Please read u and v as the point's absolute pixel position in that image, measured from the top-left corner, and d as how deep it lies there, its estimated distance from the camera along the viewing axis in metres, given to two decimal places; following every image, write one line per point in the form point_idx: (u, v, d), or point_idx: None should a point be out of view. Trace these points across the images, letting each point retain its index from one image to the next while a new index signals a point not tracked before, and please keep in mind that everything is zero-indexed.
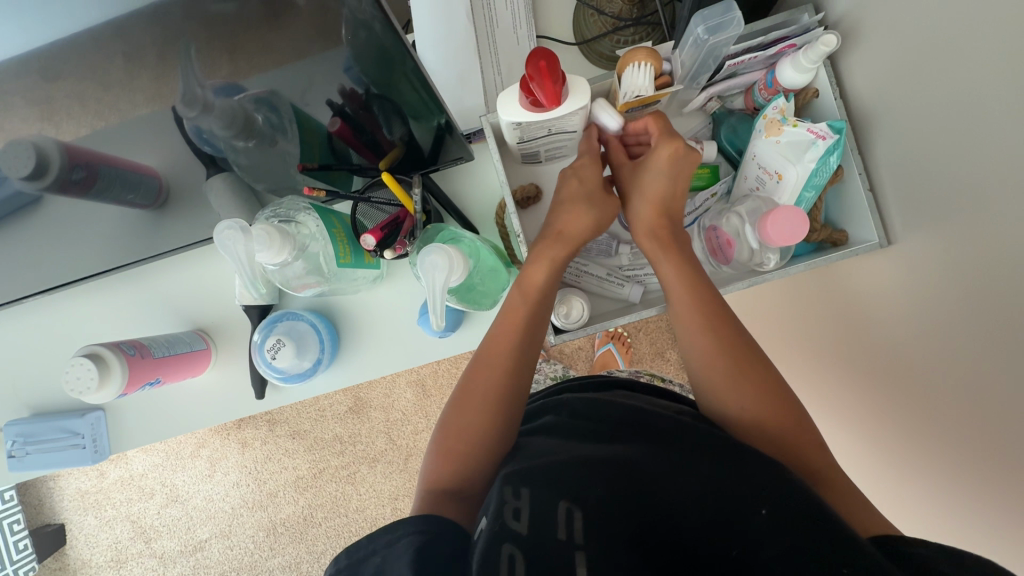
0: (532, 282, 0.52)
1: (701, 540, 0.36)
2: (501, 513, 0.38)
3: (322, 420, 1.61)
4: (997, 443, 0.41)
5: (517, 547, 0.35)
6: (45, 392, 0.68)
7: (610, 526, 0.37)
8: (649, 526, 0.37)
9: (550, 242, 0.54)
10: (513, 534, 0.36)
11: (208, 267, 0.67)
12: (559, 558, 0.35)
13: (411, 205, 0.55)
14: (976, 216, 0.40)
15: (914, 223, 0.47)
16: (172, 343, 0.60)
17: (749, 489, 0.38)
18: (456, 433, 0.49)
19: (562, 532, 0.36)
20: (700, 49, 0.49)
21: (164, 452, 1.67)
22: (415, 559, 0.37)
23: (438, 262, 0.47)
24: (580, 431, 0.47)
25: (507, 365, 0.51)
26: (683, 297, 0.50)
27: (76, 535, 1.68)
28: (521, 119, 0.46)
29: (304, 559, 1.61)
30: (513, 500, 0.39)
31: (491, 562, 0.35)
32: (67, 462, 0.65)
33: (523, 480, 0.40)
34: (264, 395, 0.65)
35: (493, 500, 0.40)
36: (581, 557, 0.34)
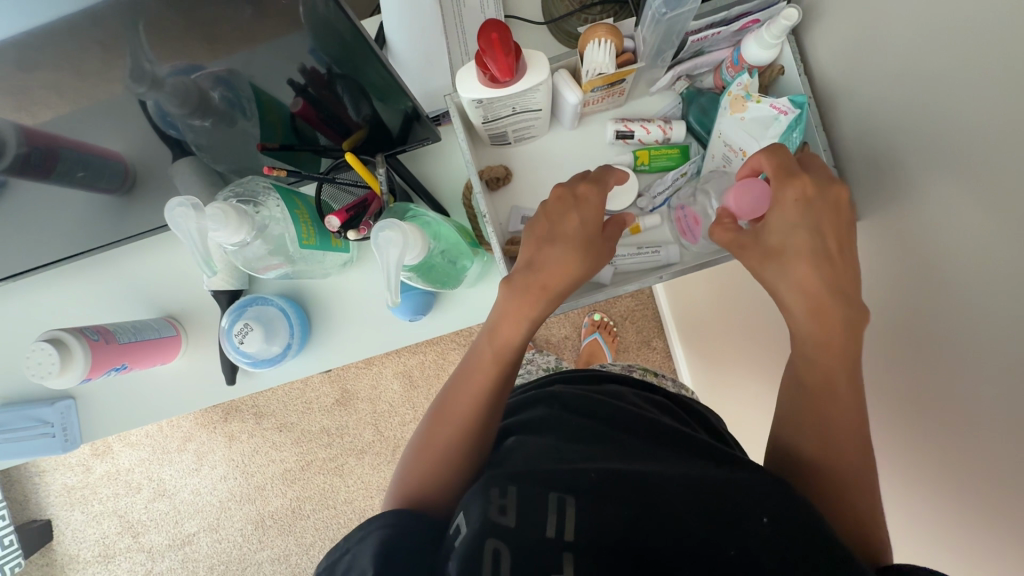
0: (506, 339, 0.49)
1: (699, 537, 0.34)
2: (486, 507, 0.36)
3: (309, 412, 1.61)
4: (934, 413, 0.42)
5: (500, 551, 0.34)
6: (15, 381, 0.67)
7: (601, 521, 0.35)
8: (642, 517, 0.35)
9: (531, 293, 0.48)
10: (499, 527, 0.34)
11: (177, 252, 0.66)
12: (545, 558, 0.33)
13: (377, 186, 0.54)
14: (923, 191, 0.41)
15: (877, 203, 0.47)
16: (139, 329, 0.60)
17: (750, 497, 0.36)
18: (440, 438, 0.48)
19: (551, 530, 0.35)
20: (660, 24, 0.49)
21: (150, 447, 1.66)
22: (384, 552, 0.37)
23: (392, 238, 0.46)
24: (571, 426, 0.46)
25: (496, 375, 0.49)
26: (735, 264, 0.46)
27: (63, 531, 1.67)
28: (482, 96, 0.46)
29: (293, 551, 1.61)
30: (499, 496, 0.36)
31: (474, 560, 0.33)
32: (37, 452, 0.65)
33: (511, 476, 0.37)
34: (234, 381, 0.64)
35: (473, 491, 0.37)
36: (569, 558, 0.33)
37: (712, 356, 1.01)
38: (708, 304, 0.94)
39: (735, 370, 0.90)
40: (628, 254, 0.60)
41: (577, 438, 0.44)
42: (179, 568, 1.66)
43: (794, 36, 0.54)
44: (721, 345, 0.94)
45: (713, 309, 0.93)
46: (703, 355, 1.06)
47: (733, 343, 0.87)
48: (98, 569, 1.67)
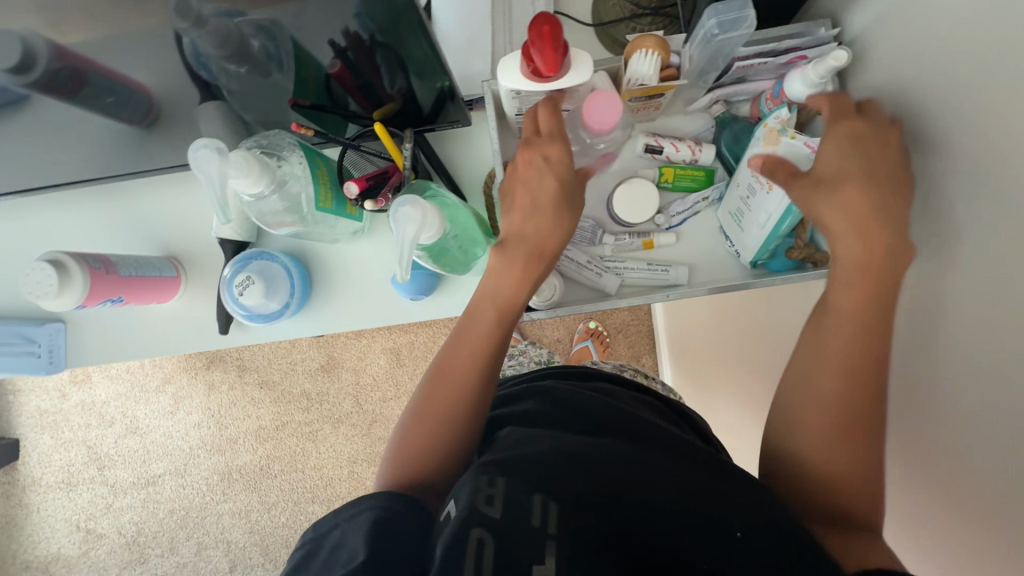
0: (509, 298, 0.49)
1: (676, 547, 0.36)
2: (474, 496, 0.37)
3: (292, 373, 1.61)
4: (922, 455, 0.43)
5: (487, 537, 0.35)
6: (9, 296, 0.67)
7: (581, 523, 0.37)
8: (622, 529, 0.37)
9: (526, 259, 0.48)
10: (484, 517, 0.36)
11: (190, 194, 0.66)
12: (527, 550, 0.35)
13: (400, 160, 0.54)
14: (940, 251, 0.41)
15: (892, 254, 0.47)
16: (141, 265, 0.60)
17: (731, 507, 0.38)
18: (440, 402, 0.48)
19: (535, 521, 0.36)
20: (710, 45, 0.48)
21: (129, 383, 1.66)
22: (372, 533, 0.38)
23: (410, 215, 0.46)
24: (563, 424, 0.48)
25: (498, 332, 0.49)
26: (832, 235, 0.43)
27: (30, 452, 1.67)
28: (520, 87, 0.45)
29: (254, 508, 1.62)
30: (488, 487, 0.38)
31: (458, 547, 0.35)
32: (19, 369, 0.65)
33: (500, 469, 0.40)
34: (227, 330, 0.64)
35: (466, 485, 0.39)
36: (553, 547, 0.35)
37: (699, 381, 1.02)
38: (704, 329, 0.95)
39: (720, 400, 0.90)
40: (637, 268, 0.60)
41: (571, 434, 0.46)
42: (139, 508, 1.66)
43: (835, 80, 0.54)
44: (710, 372, 0.94)
45: (707, 335, 0.93)
46: (690, 379, 1.06)
47: (722, 372, 0.88)
48: (59, 496, 1.67)
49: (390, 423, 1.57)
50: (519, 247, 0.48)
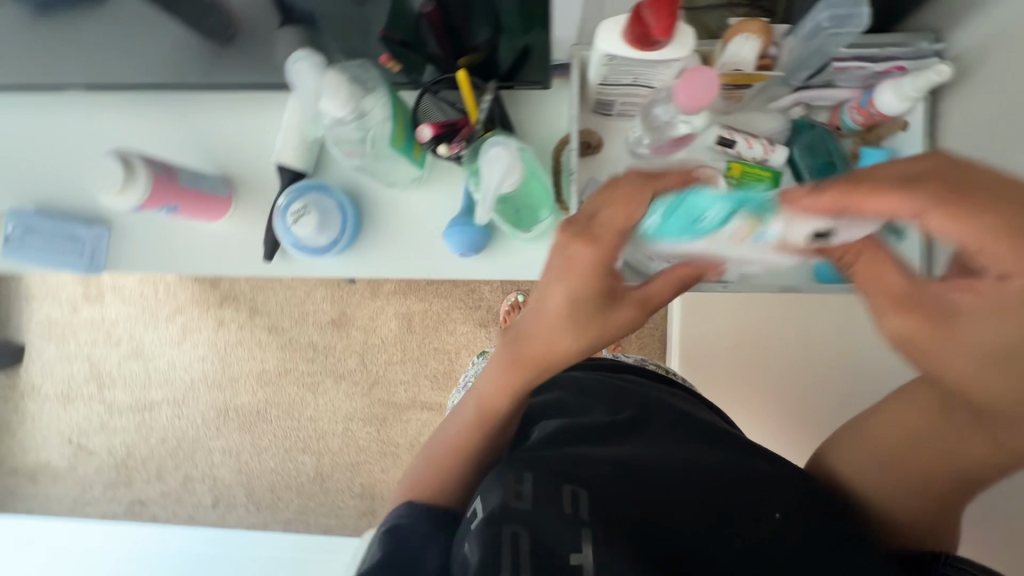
0: (490, 403, 0.50)
1: (708, 542, 0.38)
2: (506, 494, 0.37)
3: (302, 322, 1.61)
4: None
5: (523, 543, 0.35)
6: (60, 192, 0.67)
7: (611, 510, 0.38)
8: (654, 520, 0.38)
9: (518, 366, 0.47)
10: (517, 510, 0.36)
11: (254, 117, 0.65)
12: (562, 542, 0.35)
13: (474, 114, 0.54)
14: None
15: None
16: (199, 177, 0.60)
17: (759, 502, 0.40)
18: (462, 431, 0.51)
19: (569, 507, 0.37)
20: (816, 38, 0.49)
21: (140, 307, 1.66)
22: (397, 543, 0.42)
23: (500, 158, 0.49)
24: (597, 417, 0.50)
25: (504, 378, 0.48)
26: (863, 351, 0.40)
27: (34, 360, 1.68)
28: (622, 51, 0.45)
29: (246, 449, 1.63)
30: (515, 483, 0.38)
31: (495, 541, 0.35)
32: (62, 264, 0.65)
33: (525, 465, 0.39)
34: (272, 259, 0.64)
35: (493, 478, 0.39)
36: (587, 532, 0.36)
37: None
38: None
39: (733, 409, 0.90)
40: None
41: (583, 430, 0.48)
42: (132, 431, 1.68)
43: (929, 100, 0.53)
44: None
45: None
46: None
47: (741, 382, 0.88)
48: (56, 407, 1.69)
49: (392, 387, 1.58)
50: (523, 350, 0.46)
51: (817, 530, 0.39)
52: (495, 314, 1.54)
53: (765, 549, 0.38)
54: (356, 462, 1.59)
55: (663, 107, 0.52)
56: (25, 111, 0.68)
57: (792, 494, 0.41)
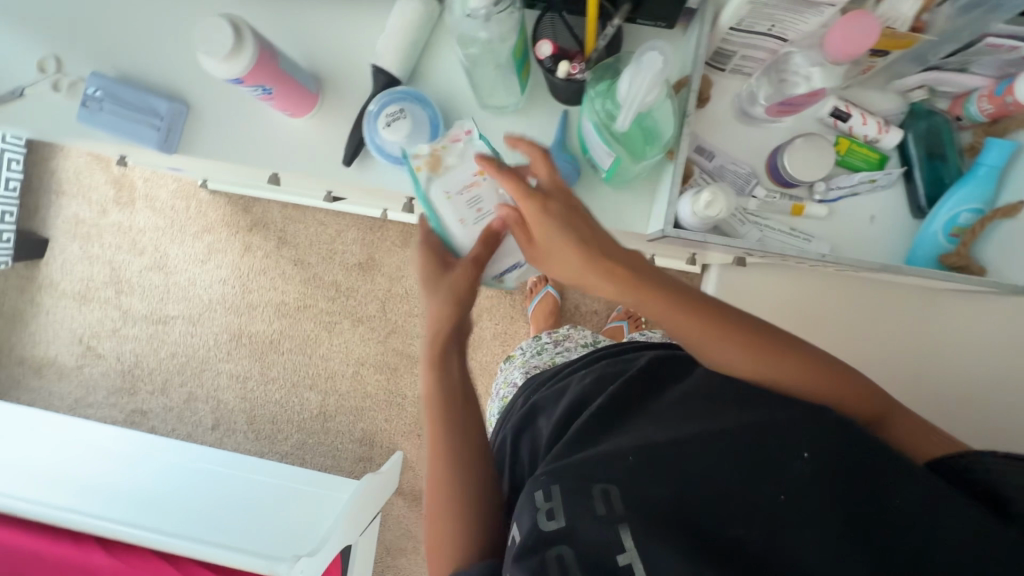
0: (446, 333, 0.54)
1: (748, 488, 0.40)
2: (535, 515, 0.42)
3: (329, 261, 1.60)
4: None
5: (558, 548, 0.40)
6: (142, 65, 0.66)
7: (643, 491, 0.41)
8: (686, 489, 0.40)
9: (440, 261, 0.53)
10: (551, 533, 0.41)
11: (352, 17, 0.63)
12: (602, 537, 0.39)
13: (593, 44, 0.51)
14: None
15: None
16: (294, 67, 0.58)
17: (788, 442, 0.41)
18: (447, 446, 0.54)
19: (601, 509, 0.41)
20: (980, 7, 0.46)
21: (169, 219, 1.65)
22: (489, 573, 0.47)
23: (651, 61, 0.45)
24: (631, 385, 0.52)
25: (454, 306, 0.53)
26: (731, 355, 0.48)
27: (55, 256, 1.67)
28: None
29: (253, 377, 1.63)
30: (545, 499, 0.42)
31: (543, 566, 0.40)
32: (136, 136, 0.64)
33: (551, 476, 0.43)
34: (349, 164, 0.63)
35: (525, 500, 0.44)
36: (624, 528, 0.39)
37: None
38: None
39: None
40: (780, 231, 0.58)
41: (604, 410, 0.50)
42: (143, 341, 1.68)
43: None
44: None
45: None
46: None
47: None
48: (71, 306, 1.68)
49: (408, 339, 1.57)
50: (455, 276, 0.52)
51: (864, 469, 0.39)
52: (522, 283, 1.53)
53: (805, 493, 0.39)
54: (361, 407, 1.59)
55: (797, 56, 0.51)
56: None
57: (830, 440, 0.41)
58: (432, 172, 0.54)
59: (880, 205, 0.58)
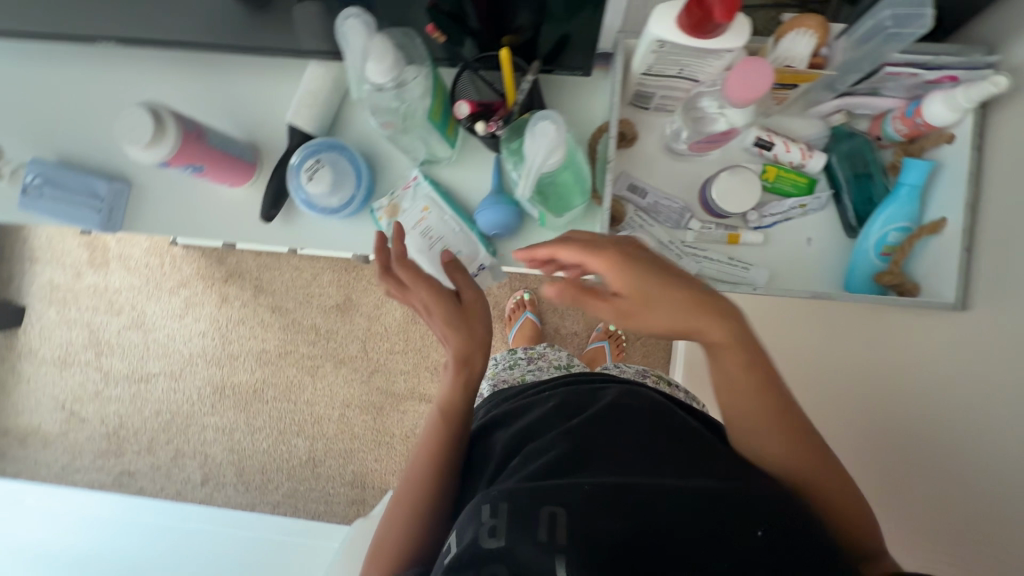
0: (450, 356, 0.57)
1: (692, 554, 0.38)
2: (478, 531, 0.40)
3: (307, 305, 1.59)
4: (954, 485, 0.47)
5: (493, 569, 0.38)
6: (83, 148, 0.67)
7: (593, 526, 0.39)
8: (633, 539, 0.39)
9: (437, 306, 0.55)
10: (489, 552, 0.39)
11: (284, 85, 0.64)
12: (536, 563, 0.38)
13: (513, 96, 0.53)
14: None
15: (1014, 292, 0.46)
16: (226, 141, 0.59)
17: (747, 513, 0.40)
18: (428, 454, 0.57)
19: (542, 534, 0.39)
20: (872, 37, 0.48)
21: (145, 277, 1.65)
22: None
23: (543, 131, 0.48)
24: (609, 422, 0.50)
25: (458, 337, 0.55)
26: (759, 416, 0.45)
27: (33, 323, 1.67)
28: (672, 36, 0.44)
29: (238, 428, 1.62)
30: (490, 516, 0.40)
31: None
32: (80, 218, 0.64)
33: (502, 496, 0.41)
34: (269, 217, 0.63)
35: (471, 513, 0.42)
36: (559, 561, 0.37)
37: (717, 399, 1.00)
38: None
39: None
40: (718, 261, 0.59)
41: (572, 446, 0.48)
42: (126, 401, 1.66)
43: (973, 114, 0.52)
44: None
45: None
46: (707, 397, 1.05)
47: None
48: (51, 372, 1.67)
49: (391, 377, 1.56)
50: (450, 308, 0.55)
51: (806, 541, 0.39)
52: None
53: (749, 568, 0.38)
54: (349, 450, 1.57)
55: (706, 98, 0.51)
56: (55, 66, 0.67)
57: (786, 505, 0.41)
58: (392, 218, 0.61)
59: (814, 227, 0.59)
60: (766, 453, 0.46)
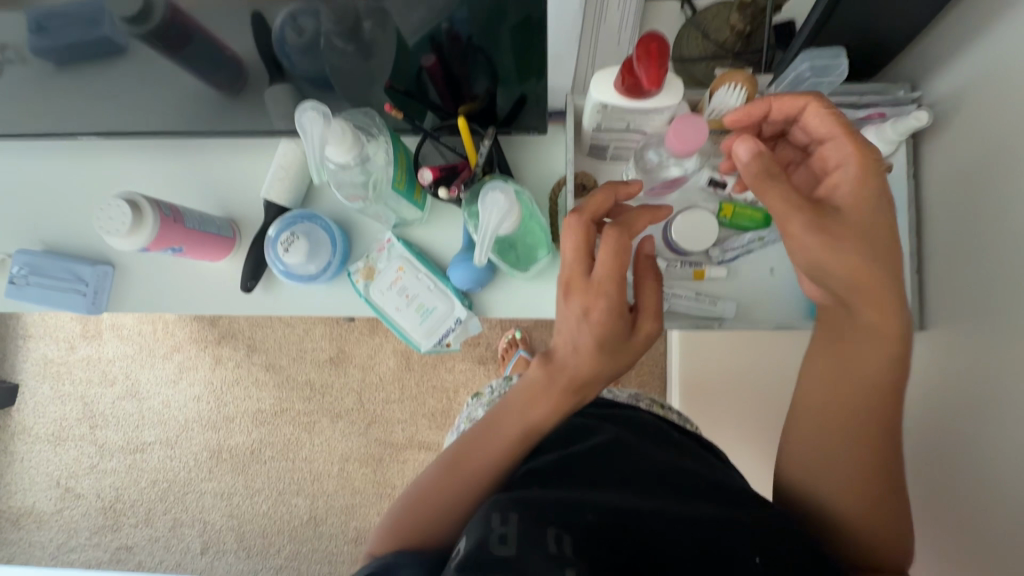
0: (574, 381, 0.47)
1: None
2: (487, 536, 0.37)
3: (301, 361, 1.59)
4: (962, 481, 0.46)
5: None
6: (69, 236, 0.69)
7: (596, 554, 0.37)
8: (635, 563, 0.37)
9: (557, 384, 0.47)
10: (498, 561, 0.36)
11: (261, 162, 0.68)
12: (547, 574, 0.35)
13: (474, 157, 0.56)
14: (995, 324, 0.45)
15: (969, 311, 0.48)
16: (204, 220, 0.61)
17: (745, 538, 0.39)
18: (484, 443, 0.49)
19: (551, 548, 0.37)
20: (798, 86, 0.52)
21: (138, 345, 1.65)
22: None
23: (498, 201, 0.48)
24: (623, 445, 0.49)
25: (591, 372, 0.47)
26: (863, 421, 0.43)
27: (27, 400, 1.66)
28: (609, 100, 0.47)
29: (237, 492, 1.59)
30: (500, 525, 0.38)
31: None
32: (67, 303, 0.66)
33: (514, 504, 0.40)
34: (251, 289, 0.66)
35: (479, 521, 0.39)
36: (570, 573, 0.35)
37: (712, 426, 1.00)
38: (727, 371, 0.94)
39: (737, 446, 0.89)
40: (688, 297, 0.60)
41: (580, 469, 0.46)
42: (122, 473, 1.64)
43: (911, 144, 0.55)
44: (728, 418, 0.94)
45: (730, 377, 0.93)
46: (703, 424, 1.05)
47: (745, 418, 0.87)
48: (46, 448, 1.66)
49: (389, 427, 1.54)
50: (553, 385, 0.47)
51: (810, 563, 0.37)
52: (494, 351, 1.52)
53: None
54: (351, 505, 1.55)
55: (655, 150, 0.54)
56: (40, 158, 0.70)
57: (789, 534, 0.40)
58: (367, 280, 0.62)
59: (777, 257, 0.61)
60: (845, 484, 0.43)
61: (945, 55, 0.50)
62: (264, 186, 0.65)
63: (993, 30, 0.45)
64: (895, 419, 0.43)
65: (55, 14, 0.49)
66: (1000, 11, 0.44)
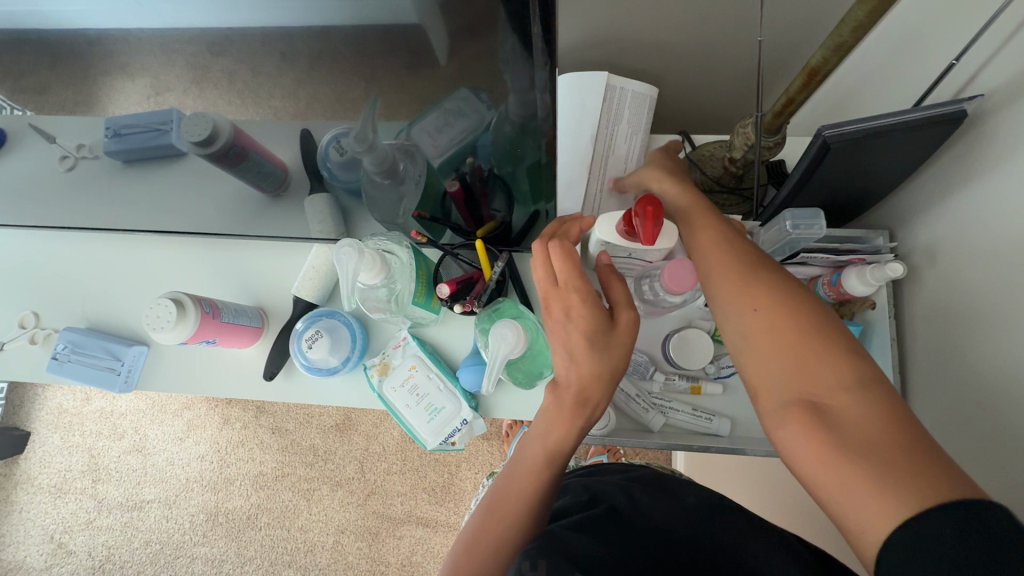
0: (587, 395, 0.48)
1: None
2: None
3: (306, 426, 1.61)
4: None
5: None
6: (113, 317, 0.75)
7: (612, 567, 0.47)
8: None
9: (564, 411, 0.48)
10: None
11: (297, 259, 0.75)
12: None
13: (489, 272, 0.62)
14: (979, 467, 0.48)
15: (954, 453, 0.51)
16: (238, 312, 0.67)
17: None
18: (515, 482, 0.50)
19: None
20: (783, 238, 0.56)
21: (151, 400, 1.69)
22: None
23: (507, 335, 0.54)
24: (640, 508, 0.56)
25: (604, 389, 0.49)
26: (774, 343, 0.41)
27: (35, 449, 1.68)
28: (612, 239, 0.53)
29: (229, 559, 1.56)
30: (530, 569, 0.45)
31: None
32: (101, 380, 0.71)
33: (538, 554, 0.46)
34: (273, 377, 0.70)
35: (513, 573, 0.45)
36: None
37: None
38: (732, 473, 0.95)
39: None
40: (683, 412, 0.63)
41: (600, 522, 0.53)
42: (117, 531, 1.62)
43: (893, 284, 0.60)
44: None
45: (733, 479, 0.94)
46: None
47: None
48: (46, 500, 1.65)
49: (388, 499, 1.53)
50: (567, 396, 0.48)
51: None
52: (498, 428, 1.53)
53: None
54: None
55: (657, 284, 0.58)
56: (96, 244, 0.78)
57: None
58: (381, 376, 0.66)
59: None
60: (810, 434, 0.37)
61: (920, 212, 0.56)
62: (295, 283, 0.71)
63: (954, 202, 0.51)
64: (825, 350, 0.39)
65: (129, 125, 0.54)
66: (964, 186, 0.50)
